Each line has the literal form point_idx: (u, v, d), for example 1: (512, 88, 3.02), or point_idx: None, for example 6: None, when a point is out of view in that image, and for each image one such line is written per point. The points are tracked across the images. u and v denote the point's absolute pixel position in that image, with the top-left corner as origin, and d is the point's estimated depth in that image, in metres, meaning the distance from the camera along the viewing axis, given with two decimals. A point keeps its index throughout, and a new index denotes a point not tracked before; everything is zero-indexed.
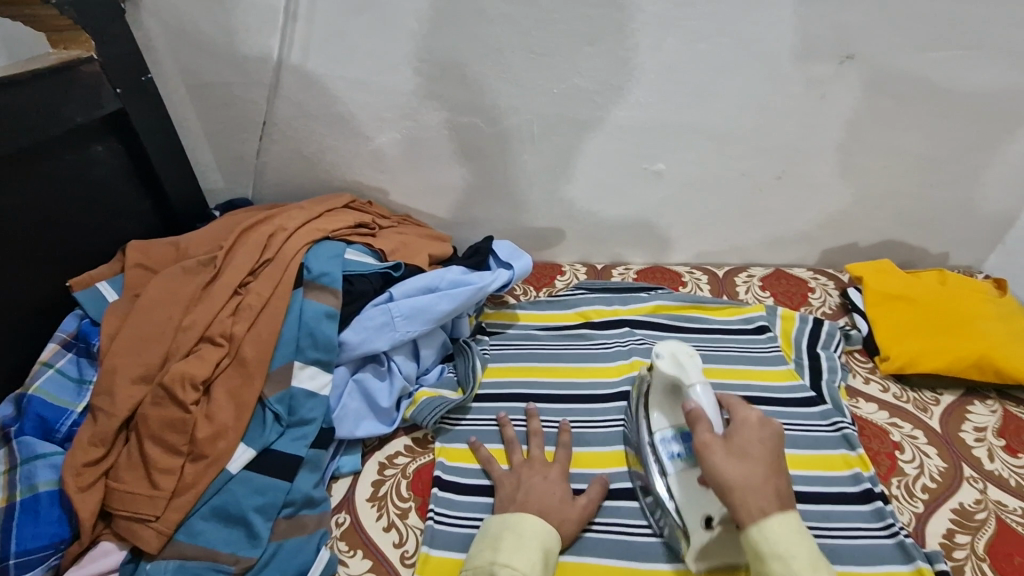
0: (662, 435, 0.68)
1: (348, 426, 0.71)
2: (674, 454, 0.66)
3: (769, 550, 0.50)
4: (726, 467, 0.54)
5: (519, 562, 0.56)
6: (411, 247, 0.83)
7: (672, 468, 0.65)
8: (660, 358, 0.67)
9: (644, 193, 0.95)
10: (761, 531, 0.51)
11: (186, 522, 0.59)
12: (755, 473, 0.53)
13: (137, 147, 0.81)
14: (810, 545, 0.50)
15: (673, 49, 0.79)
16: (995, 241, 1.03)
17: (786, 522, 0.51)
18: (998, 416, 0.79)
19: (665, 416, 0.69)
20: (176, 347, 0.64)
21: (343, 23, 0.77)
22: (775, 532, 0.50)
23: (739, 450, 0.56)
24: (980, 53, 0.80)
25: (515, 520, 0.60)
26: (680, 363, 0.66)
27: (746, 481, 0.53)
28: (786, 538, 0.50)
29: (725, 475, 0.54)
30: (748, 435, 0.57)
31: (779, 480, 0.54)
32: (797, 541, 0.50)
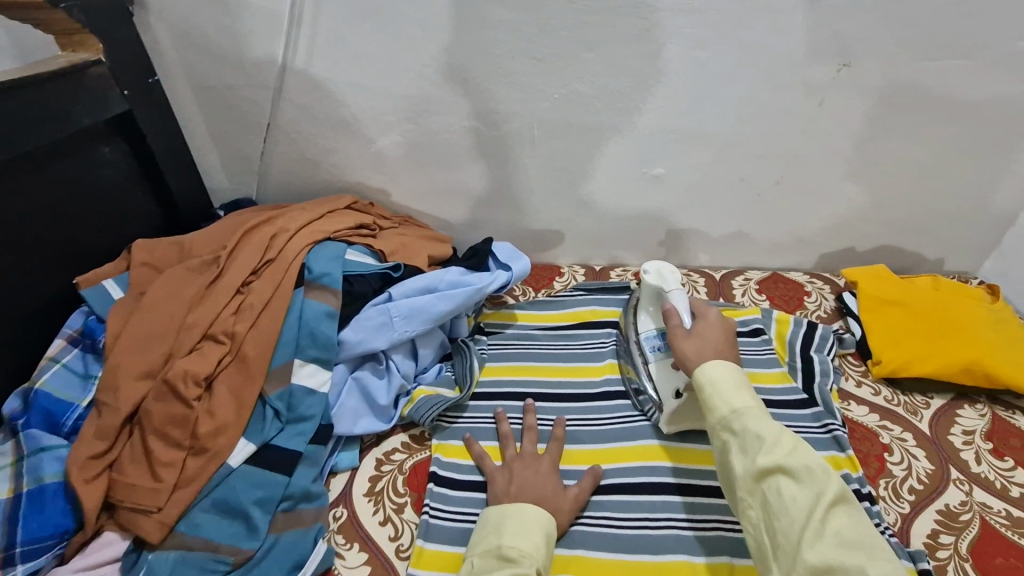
0: (646, 334, 0.82)
1: (347, 422, 0.72)
2: (655, 347, 0.81)
3: (705, 380, 0.63)
4: (683, 343, 0.70)
5: (524, 545, 0.58)
6: (411, 248, 0.84)
7: (653, 358, 0.80)
8: (647, 273, 0.81)
9: (643, 196, 0.96)
10: (700, 368, 0.65)
11: (187, 514, 0.60)
12: (708, 345, 0.68)
13: (143, 148, 0.83)
14: (739, 376, 0.63)
15: (672, 56, 0.80)
16: (991, 247, 1.03)
17: (721, 363, 0.64)
18: (987, 420, 0.80)
19: (651, 318, 0.83)
20: (180, 344, 0.66)
21: (347, 28, 0.79)
22: (710, 368, 0.64)
23: (697, 333, 0.71)
24: (975, 61, 0.81)
25: (518, 508, 0.62)
26: (663, 275, 0.80)
27: (700, 349, 0.68)
28: (715, 369, 0.63)
29: (683, 348, 0.70)
30: (706, 322, 0.72)
31: (728, 349, 0.69)
32: (728, 373, 0.63)
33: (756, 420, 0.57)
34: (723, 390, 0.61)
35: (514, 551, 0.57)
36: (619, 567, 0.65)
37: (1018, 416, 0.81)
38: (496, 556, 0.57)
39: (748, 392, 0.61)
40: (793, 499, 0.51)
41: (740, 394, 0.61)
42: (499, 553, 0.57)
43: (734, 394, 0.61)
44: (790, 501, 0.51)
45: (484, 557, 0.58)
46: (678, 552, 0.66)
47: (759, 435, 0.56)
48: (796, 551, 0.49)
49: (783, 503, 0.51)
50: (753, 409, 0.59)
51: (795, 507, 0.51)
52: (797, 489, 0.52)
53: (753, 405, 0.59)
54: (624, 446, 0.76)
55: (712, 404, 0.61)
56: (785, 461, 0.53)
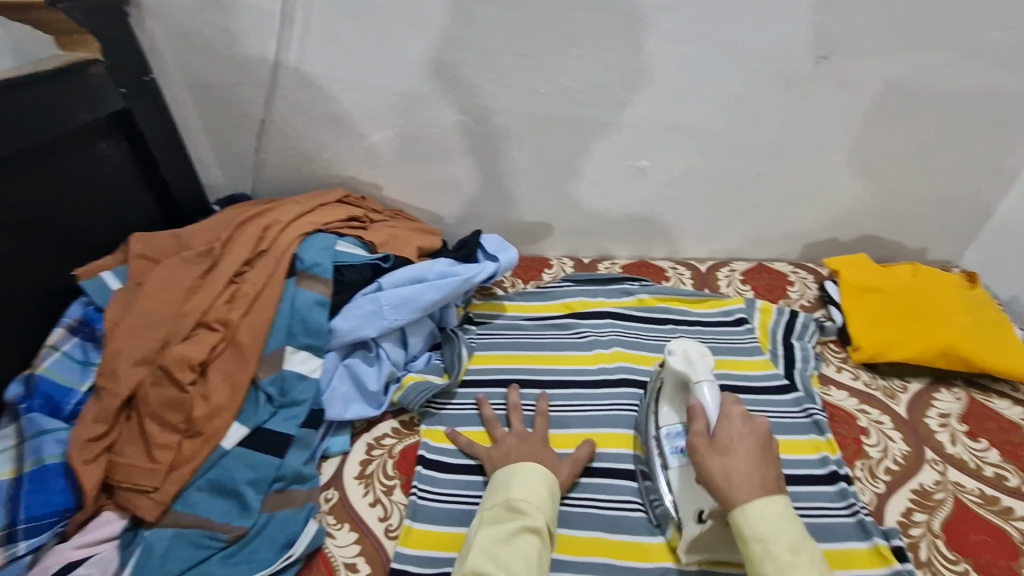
0: (669, 429, 0.71)
1: (338, 408, 0.74)
2: (678, 448, 0.69)
3: (752, 532, 0.54)
4: (710, 459, 0.59)
5: (533, 497, 0.61)
6: (401, 240, 0.86)
7: (674, 462, 0.68)
8: (672, 354, 0.70)
9: (629, 189, 0.98)
10: (744, 515, 0.55)
11: (183, 493, 0.63)
12: (741, 466, 0.57)
13: (140, 144, 0.85)
14: (792, 530, 0.54)
15: (654, 50, 0.82)
16: (971, 236, 1.05)
17: (765, 505, 0.55)
18: (963, 403, 0.82)
19: (674, 411, 0.72)
20: (175, 332, 0.68)
21: (337, 25, 0.81)
22: (758, 519, 0.54)
23: (724, 444, 0.60)
24: (951, 53, 0.83)
25: (523, 466, 0.65)
26: (690, 360, 0.69)
27: (733, 473, 0.57)
28: (764, 520, 0.54)
29: (711, 467, 0.58)
30: (736, 427, 0.61)
31: (767, 471, 0.58)
32: (780, 526, 0.54)
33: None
34: (776, 552, 0.53)
35: (524, 503, 0.61)
36: (601, 545, 0.67)
37: (994, 399, 0.83)
38: (505, 508, 0.61)
39: (807, 556, 0.53)
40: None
41: (799, 563, 0.52)
42: (509, 505, 0.61)
43: (791, 562, 0.52)
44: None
45: (494, 509, 0.62)
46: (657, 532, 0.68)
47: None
48: None
49: None
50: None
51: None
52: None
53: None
54: (609, 432, 0.78)
55: (763, 571, 0.53)
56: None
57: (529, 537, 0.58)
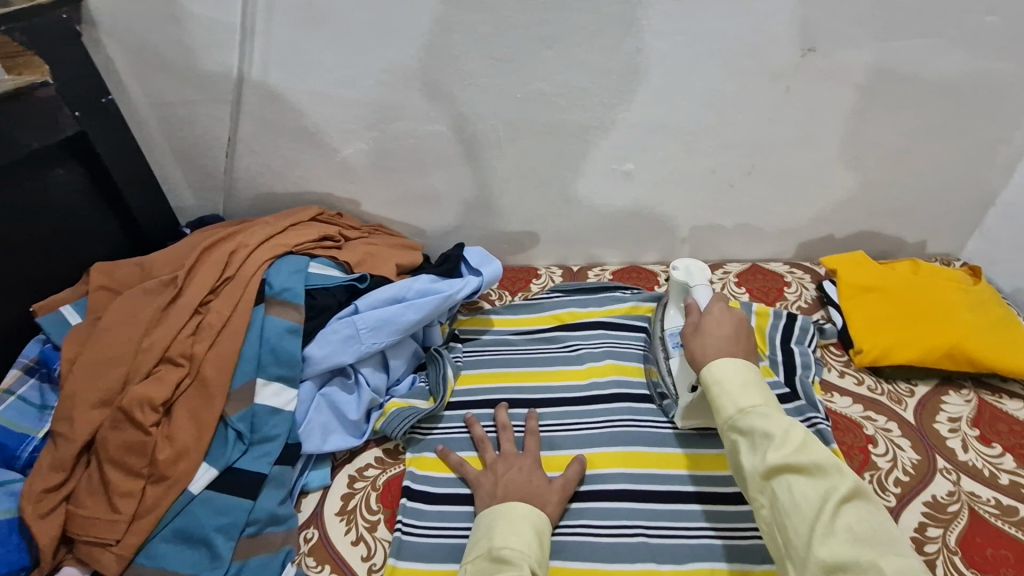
0: (672, 328, 0.79)
1: (316, 440, 0.70)
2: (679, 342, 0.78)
3: (710, 377, 0.61)
4: (691, 340, 0.66)
5: (516, 544, 0.58)
6: (379, 257, 0.82)
7: (676, 353, 0.77)
8: (675, 270, 0.78)
9: (615, 193, 0.94)
10: (706, 367, 0.62)
11: (147, 544, 0.59)
12: (715, 343, 0.64)
13: (99, 169, 0.81)
14: (746, 373, 0.60)
15: (634, 49, 0.78)
16: (972, 227, 1.02)
17: (727, 359, 0.61)
18: (973, 406, 0.79)
19: (680, 313, 0.80)
20: (136, 369, 0.64)
21: (300, 36, 0.77)
22: (716, 367, 0.61)
23: (705, 327, 0.66)
24: (944, 40, 0.80)
25: (506, 507, 0.62)
26: (691, 271, 0.77)
27: (709, 346, 0.64)
28: (721, 366, 0.61)
29: (690, 345, 0.65)
30: (716, 315, 0.67)
31: (739, 347, 0.64)
32: (735, 369, 0.60)
33: (765, 418, 0.55)
34: (728, 387, 0.59)
35: (507, 550, 0.57)
36: None
37: (1005, 400, 0.79)
38: (488, 557, 0.57)
39: (756, 388, 0.58)
40: (805, 497, 0.50)
41: (746, 391, 0.58)
42: (492, 554, 0.57)
43: (741, 392, 0.58)
44: (801, 499, 0.50)
45: (477, 562, 0.58)
46: (649, 559, 0.65)
47: (768, 434, 0.54)
48: (808, 549, 0.48)
49: (793, 500, 0.50)
50: (761, 407, 0.56)
51: (806, 504, 0.50)
52: (808, 486, 0.51)
53: (760, 402, 0.57)
54: (602, 451, 0.74)
55: (719, 403, 0.59)
56: (796, 459, 0.51)
57: None
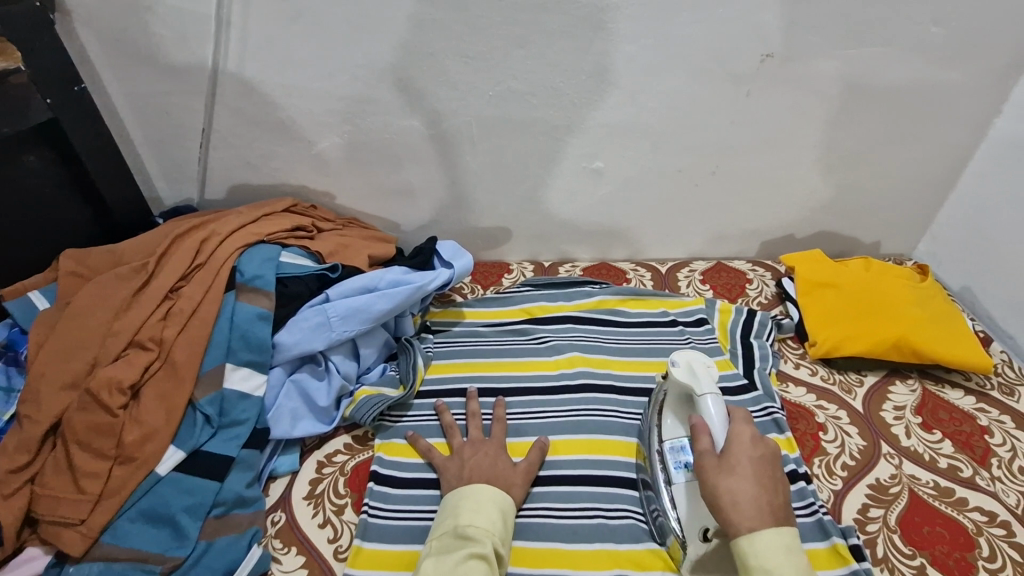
0: (672, 443, 0.67)
1: (285, 426, 0.72)
2: (682, 463, 0.65)
3: (757, 563, 0.52)
4: (717, 479, 0.57)
5: (481, 522, 0.60)
6: (352, 249, 0.84)
7: (679, 478, 0.65)
8: (676, 366, 0.66)
9: (585, 190, 0.97)
10: (750, 543, 0.53)
11: (113, 524, 0.60)
12: (747, 491, 0.56)
13: (71, 156, 0.81)
14: (799, 562, 0.52)
15: (602, 51, 0.81)
16: (923, 228, 1.07)
17: (774, 533, 0.53)
18: (918, 395, 0.83)
19: (679, 423, 0.68)
20: (104, 352, 0.64)
21: (275, 29, 0.78)
22: (767, 552, 0.52)
23: (731, 466, 0.58)
24: (894, 49, 0.84)
25: (471, 487, 0.64)
26: (696, 373, 0.65)
27: (740, 497, 0.55)
28: (773, 552, 0.52)
29: (716, 487, 0.57)
30: (742, 452, 0.59)
31: (773, 497, 0.56)
32: (788, 558, 0.52)
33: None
34: None
35: (471, 528, 0.59)
36: (562, 555, 0.66)
37: (947, 389, 0.84)
38: (452, 535, 0.59)
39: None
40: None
41: None
42: (456, 532, 0.59)
43: None
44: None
45: (442, 537, 0.60)
46: (609, 540, 0.67)
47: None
48: None
49: None
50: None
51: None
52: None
53: None
54: (567, 438, 0.76)
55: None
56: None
57: (476, 564, 0.56)
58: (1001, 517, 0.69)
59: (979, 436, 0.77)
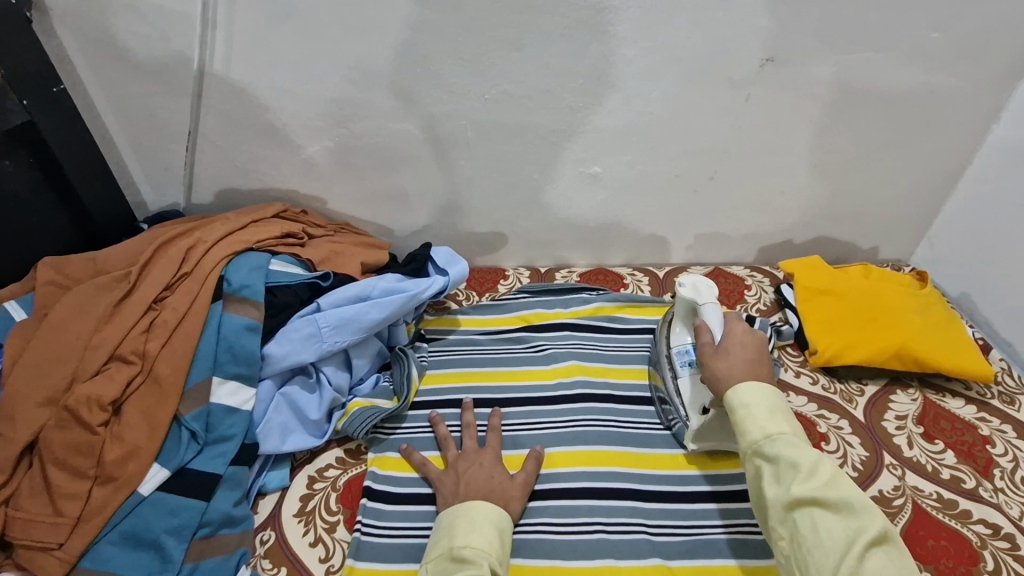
0: (678, 347, 0.78)
1: (275, 440, 0.69)
2: (687, 361, 0.77)
3: (736, 400, 0.60)
4: (713, 361, 0.65)
5: (477, 542, 0.58)
6: (344, 256, 0.81)
7: (684, 373, 0.76)
8: (682, 287, 0.76)
9: (582, 195, 0.96)
10: (732, 388, 0.61)
11: (93, 548, 0.57)
12: (737, 363, 0.63)
13: (49, 160, 0.78)
14: (773, 398, 0.59)
15: (600, 54, 0.80)
16: (920, 234, 1.07)
17: (757, 385, 0.60)
18: (919, 404, 0.82)
19: (686, 331, 0.79)
20: (83, 367, 0.61)
21: (264, 30, 0.75)
22: (741, 388, 0.60)
23: (726, 348, 0.65)
24: (894, 54, 0.83)
25: (467, 506, 0.62)
26: (699, 289, 0.75)
27: (731, 368, 0.63)
28: (748, 389, 0.60)
29: (713, 367, 0.64)
30: (735, 337, 0.66)
31: (763, 368, 0.63)
32: (762, 393, 0.59)
33: (793, 447, 0.55)
34: (756, 411, 0.58)
35: (467, 549, 0.57)
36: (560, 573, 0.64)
37: (948, 398, 0.83)
38: (448, 557, 0.57)
39: (784, 416, 0.58)
40: (831, 535, 0.50)
41: (775, 420, 0.57)
42: (452, 554, 0.57)
43: (768, 419, 0.57)
44: (825, 535, 0.50)
45: (438, 560, 0.58)
46: (609, 555, 0.65)
47: (795, 464, 0.53)
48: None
49: (818, 537, 0.50)
50: (789, 435, 0.56)
51: (830, 540, 0.50)
52: (837, 525, 0.50)
53: (790, 432, 0.56)
54: (565, 450, 0.75)
55: (745, 427, 0.58)
56: (823, 495, 0.51)
57: None
58: (1005, 530, 0.68)
59: (980, 446, 0.77)
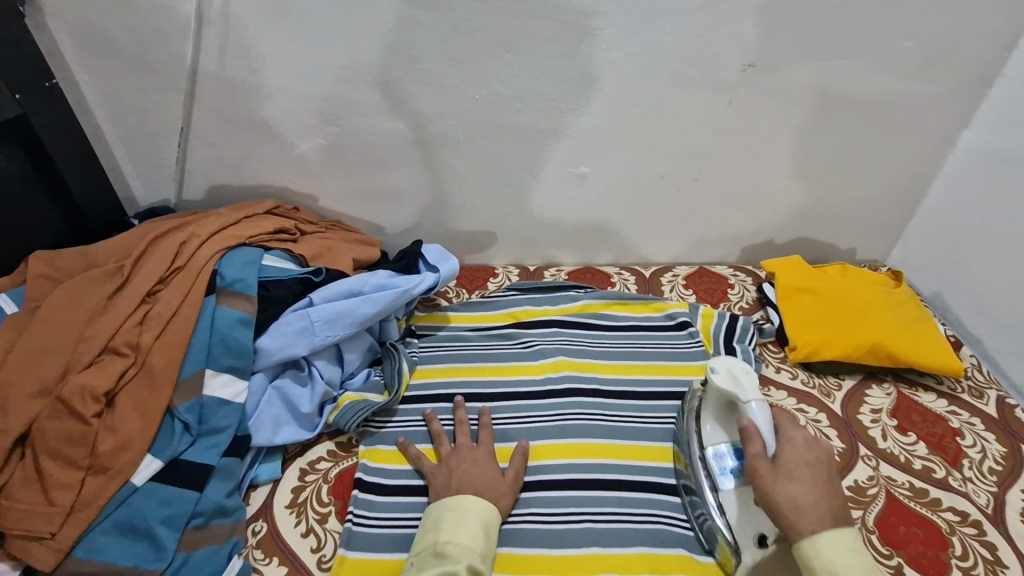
0: (714, 450, 0.70)
1: (267, 433, 0.70)
2: (728, 469, 0.69)
3: (821, 563, 0.53)
4: (774, 486, 0.58)
5: (461, 538, 0.60)
6: (336, 252, 0.83)
7: (727, 485, 0.67)
8: (717, 373, 0.69)
9: (570, 195, 0.98)
10: (813, 545, 0.54)
11: (86, 537, 0.57)
12: (807, 496, 0.57)
13: (41, 154, 0.78)
14: (865, 563, 0.53)
15: (586, 57, 0.82)
16: (896, 236, 1.10)
17: (836, 535, 0.54)
18: (893, 398, 0.85)
19: (720, 430, 0.72)
20: (77, 358, 0.62)
21: (257, 28, 0.77)
22: (825, 549, 0.54)
23: (788, 471, 0.59)
24: (868, 61, 0.86)
25: (455, 501, 0.63)
26: (737, 378, 0.68)
27: (799, 502, 0.57)
28: (833, 550, 0.54)
29: (776, 496, 0.58)
30: (796, 455, 0.60)
31: (835, 502, 0.58)
32: (851, 557, 0.53)
33: None
34: None
35: (449, 546, 0.59)
36: (546, 561, 0.66)
37: (921, 393, 0.86)
38: (431, 552, 0.59)
39: None
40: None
41: None
42: (435, 549, 0.59)
43: None
44: None
45: (422, 554, 0.60)
46: (595, 543, 0.67)
47: None
48: None
49: None
50: None
51: None
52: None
53: None
54: (552, 443, 0.76)
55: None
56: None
57: None
58: (972, 517, 0.71)
59: (951, 438, 0.80)
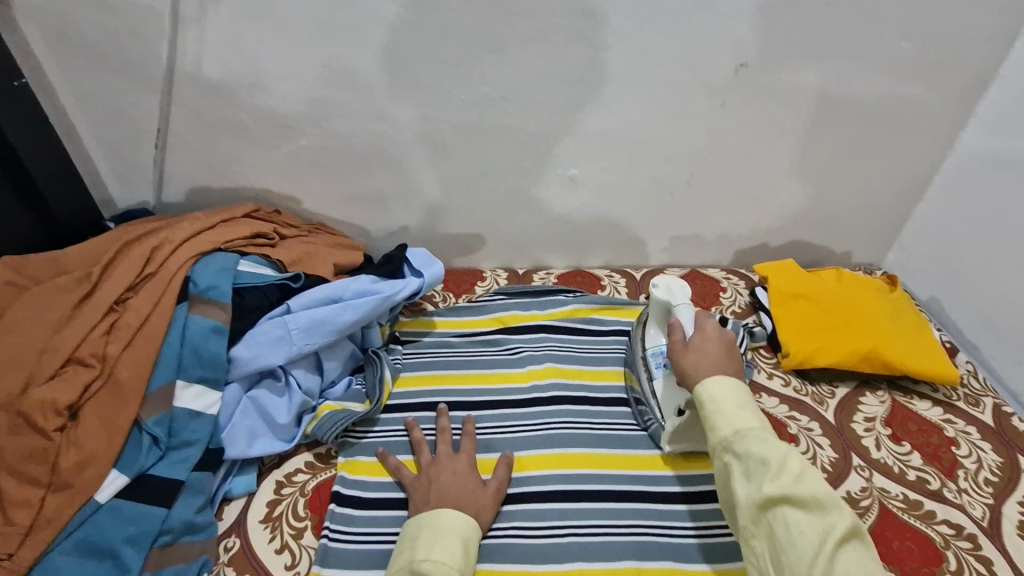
0: (654, 349, 0.78)
1: (241, 445, 0.68)
2: (662, 362, 0.77)
3: (707, 396, 0.62)
4: (681, 357, 0.67)
5: (438, 555, 0.57)
6: (316, 257, 0.80)
7: (659, 374, 0.76)
8: (656, 288, 0.75)
9: (560, 198, 0.95)
10: (703, 385, 0.62)
11: (45, 558, 0.55)
12: (706, 360, 0.65)
13: (11, 157, 0.76)
14: (744, 396, 0.61)
15: (577, 57, 0.79)
16: (892, 239, 1.08)
17: (723, 380, 0.62)
18: (887, 406, 0.83)
19: (661, 332, 0.78)
20: (39, 371, 0.60)
21: (235, 27, 0.74)
22: (711, 386, 0.62)
23: (696, 345, 0.67)
24: (865, 62, 0.84)
25: (431, 516, 0.61)
26: (672, 289, 0.75)
27: (699, 363, 0.65)
28: (717, 386, 0.62)
29: (680, 363, 0.66)
30: (707, 333, 0.68)
31: (731, 362, 0.65)
32: (732, 391, 0.61)
33: (762, 445, 0.56)
34: (725, 408, 0.60)
35: (427, 563, 0.57)
36: None
37: (915, 400, 0.84)
38: (409, 570, 0.57)
39: (752, 414, 0.60)
40: (801, 532, 0.50)
41: (743, 415, 0.59)
42: (412, 567, 0.57)
43: (738, 415, 0.59)
44: (797, 532, 0.51)
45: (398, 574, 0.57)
46: (578, 558, 0.65)
47: (765, 461, 0.54)
48: None
49: (790, 534, 0.51)
50: (757, 432, 0.57)
51: (803, 540, 0.50)
52: (805, 520, 0.51)
53: (757, 428, 0.58)
54: (536, 454, 0.74)
55: (715, 424, 0.60)
56: (792, 489, 0.52)
57: None
58: (967, 530, 0.69)
59: (946, 448, 0.78)
